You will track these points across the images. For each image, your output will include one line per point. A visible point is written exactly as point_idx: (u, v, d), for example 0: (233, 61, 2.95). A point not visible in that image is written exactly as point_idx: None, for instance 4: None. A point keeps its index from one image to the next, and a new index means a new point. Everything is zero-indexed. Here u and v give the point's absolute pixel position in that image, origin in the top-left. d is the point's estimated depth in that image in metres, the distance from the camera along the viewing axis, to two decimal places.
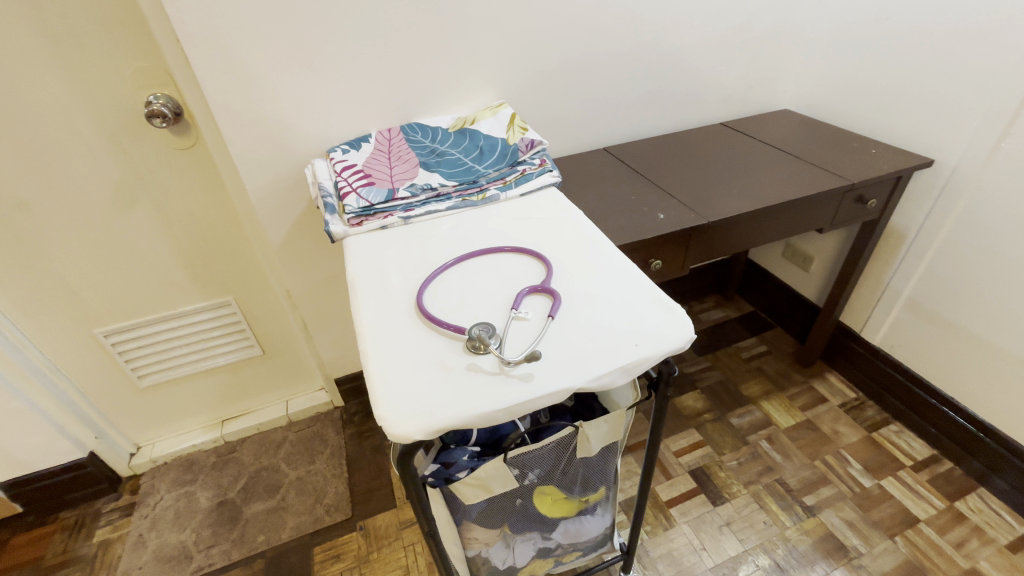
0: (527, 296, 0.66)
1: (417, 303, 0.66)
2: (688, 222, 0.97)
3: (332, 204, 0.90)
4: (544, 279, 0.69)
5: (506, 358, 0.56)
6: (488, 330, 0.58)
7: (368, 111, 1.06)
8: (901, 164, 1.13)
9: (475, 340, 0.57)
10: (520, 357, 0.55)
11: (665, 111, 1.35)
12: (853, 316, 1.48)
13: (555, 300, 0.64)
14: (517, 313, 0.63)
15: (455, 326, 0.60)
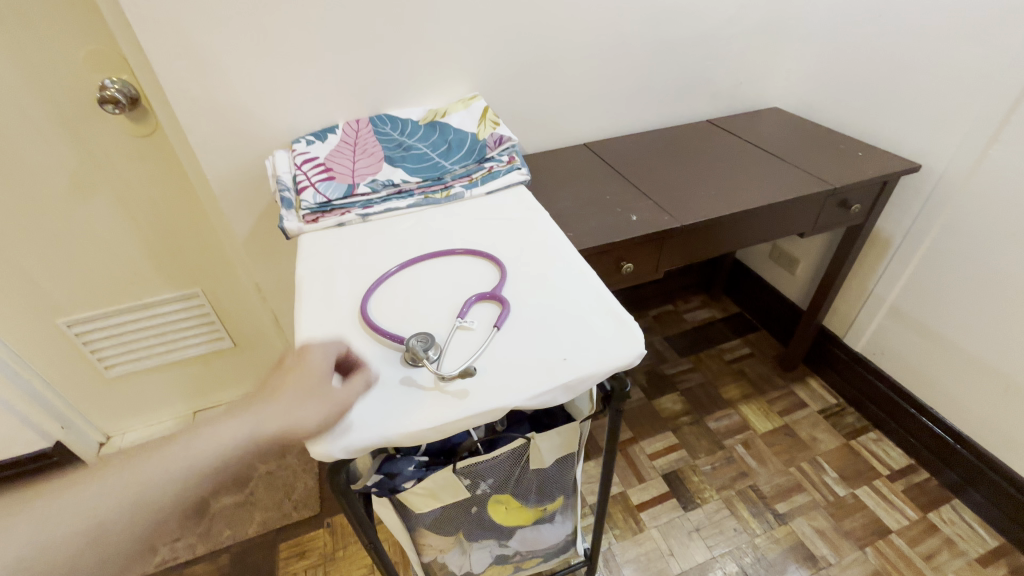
0: (476, 303, 0.63)
1: (360, 307, 0.63)
2: (661, 225, 0.94)
3: (289, 198, 0.86)
4: (495, 285, 0.66)
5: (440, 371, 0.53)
6: (426, 341, 0.55)
7: (336, 102, 1.02)
8: (886, 169, 1.09)
9: (411, 352, 0.54)
10: (456, 372, 0.52)
11: (650, 105, 1.30)
12: (837, 321, 1.46)
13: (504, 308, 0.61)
14: (462, 321, 0.60)
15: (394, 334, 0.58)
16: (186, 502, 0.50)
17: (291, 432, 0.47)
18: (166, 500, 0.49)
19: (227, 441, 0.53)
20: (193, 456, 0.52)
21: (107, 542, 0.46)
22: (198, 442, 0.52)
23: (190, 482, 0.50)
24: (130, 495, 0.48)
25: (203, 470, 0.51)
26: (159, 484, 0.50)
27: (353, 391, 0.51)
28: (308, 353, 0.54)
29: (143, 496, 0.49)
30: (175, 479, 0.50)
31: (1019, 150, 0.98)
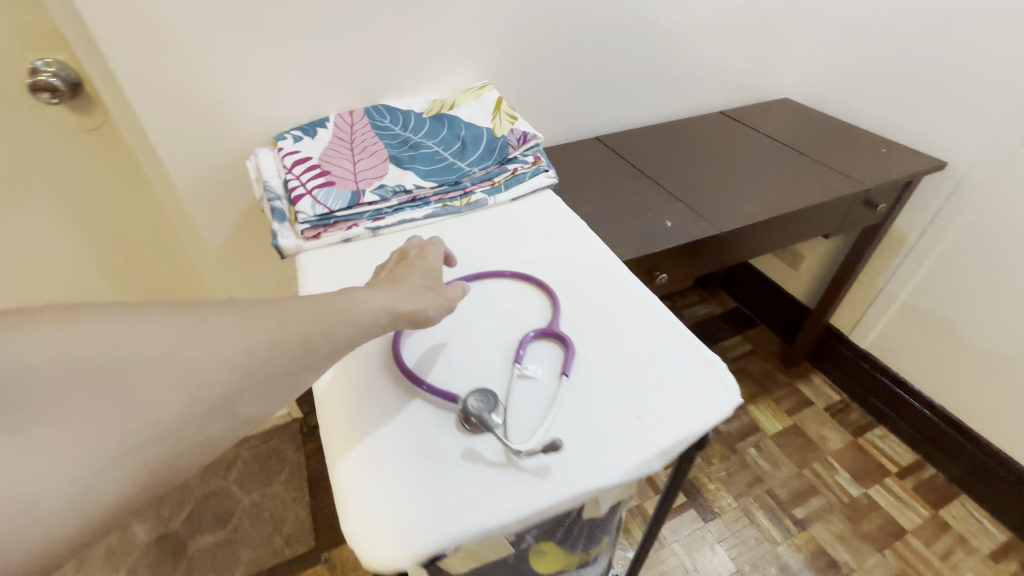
0: (533, 342, 0.54)
1: (394, 353, 0.52)
2: (699, 232, 0.86)
3: (281, 209, 0.73)
4: (551, 319, 0.56)
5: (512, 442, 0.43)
6: (488, 401, 0.45)
7: (326, 91, 0.87)
8: (912, 168, 1.06)
9: (471, 417, 0.44)
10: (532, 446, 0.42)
11: (662, 96, 1.22)
12: (843, 318, 1.44)
13: (570, 351, 0.51)
14: (523, 367, 0.50)
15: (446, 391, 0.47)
16: (311, 364, 0.42)
17: (414, 313, 0.49)
18: (289, 359, 0.41)
19: (356, 310, 0.45)
20: (321, 313, 0.43)
21: (225, 388, 0.38)
22: (327, 304, 0.44)
23: (317, 344, 0.42)
24: (257, 342, 0.40)
25: (329, 330, 0.43)
26: (282, 340, 0.41)
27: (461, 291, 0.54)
28: (428, 251, 0.57)
29: (268, 344, 0.40)
30: (303, 338, 0.42)
31: None
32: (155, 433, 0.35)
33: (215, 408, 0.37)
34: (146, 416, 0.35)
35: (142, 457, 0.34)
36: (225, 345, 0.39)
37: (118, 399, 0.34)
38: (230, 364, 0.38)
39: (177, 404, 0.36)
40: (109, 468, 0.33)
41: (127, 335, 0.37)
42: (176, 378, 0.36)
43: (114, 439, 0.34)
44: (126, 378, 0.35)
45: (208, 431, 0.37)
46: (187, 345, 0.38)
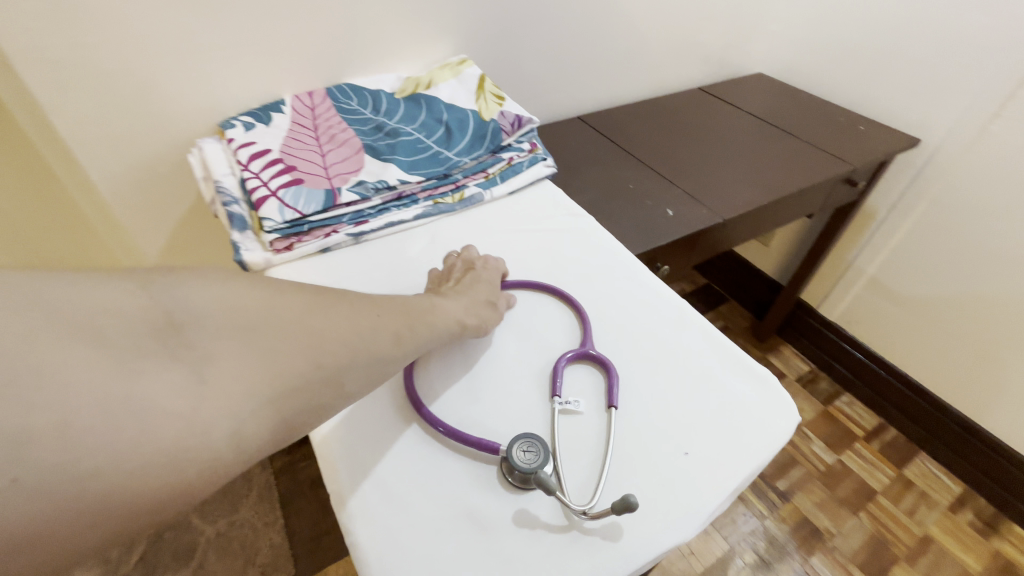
0: (567, 367, 0.48)
1: (410, 396, 0.44)
2: (702, 221, 0.82)
3: (240, 215, 0.61)
4: (581, 341, 0.50)
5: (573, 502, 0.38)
6: (537, 451, 0.39)
7: (280, 67, 0.74)
8: (889, 147, 1.07)
9: (521, 474, 0.39)
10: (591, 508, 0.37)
11: (643, 71, 1.15)
12: (812, 292, 1.48)
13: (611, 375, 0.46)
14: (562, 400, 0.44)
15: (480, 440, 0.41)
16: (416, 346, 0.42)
17: (480, 325, 0.48)
18: (398, 341, 0.41)
19: (444, 318, 0.45)
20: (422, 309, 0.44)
21: (346, 354, 0.37)
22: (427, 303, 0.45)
23: (419, 331, 0.42)
24: (372, 323, 0.40)
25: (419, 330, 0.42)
26: (395, 323, 0.41)
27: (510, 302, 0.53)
28: (491, 262, 0.55)
29: (384, 325, 0.40)
30: (406, 326, 0.42)
31: (1019, 127, 0.99)
32: (282, 384, 0.33)
33: (332, 374, 0.36)
34: (279, 366, 0.33)
35: (263, 410, 0.32)
36: (348, 319, 0.39)
37: (260, 346, 0.34)
38: (349, 335, 0.38)
39: (303, 361, 0.35)
40: (238, 413, 0.31)
41: (266, 295, 0.36)
42: (304, 336, 0.36)
43: (246, 386, 0.32)
44: (264, 329, 0.35)
45: (323, 394, 0.35)
46: (314, 311, 0.37)
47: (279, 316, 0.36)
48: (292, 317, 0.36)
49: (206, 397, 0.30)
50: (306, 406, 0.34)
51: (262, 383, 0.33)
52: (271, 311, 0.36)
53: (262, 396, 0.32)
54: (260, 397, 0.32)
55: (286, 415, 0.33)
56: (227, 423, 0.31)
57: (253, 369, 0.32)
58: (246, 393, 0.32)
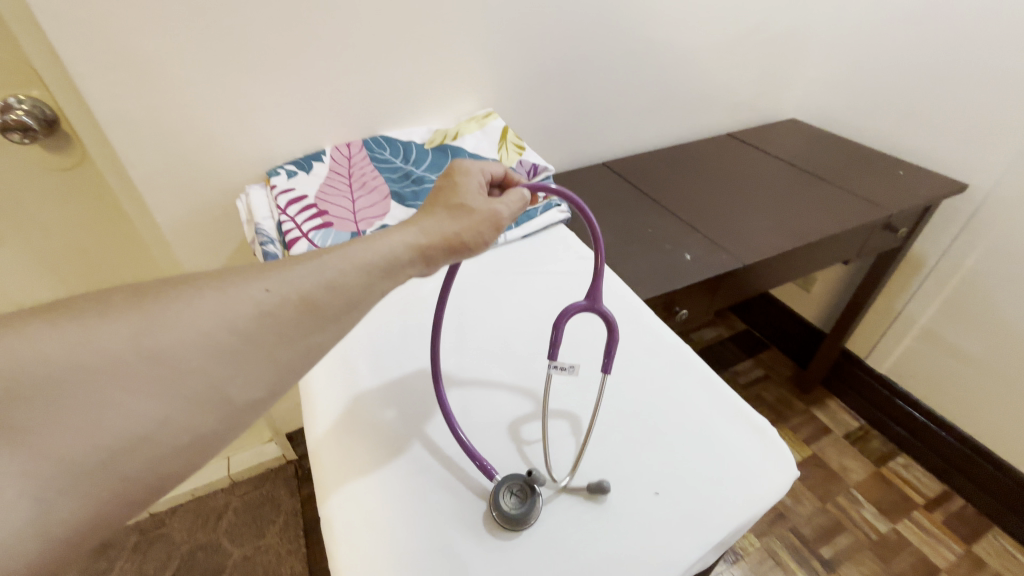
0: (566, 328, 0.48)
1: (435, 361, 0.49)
2: (722, 266, 0.81)
3: (275, 253, 0.67)
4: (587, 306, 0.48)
5: (556, 472, 0.45)
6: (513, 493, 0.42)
7: (322, 122, 0.82)
8: (932, 192, 1.03)
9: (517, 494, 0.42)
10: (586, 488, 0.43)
11: (671, 119, 1.18)
12: (859, 341, 1.40)
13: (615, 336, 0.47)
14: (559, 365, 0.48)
15: (481, 460, 0.45)
16: (323, 325, 0.37)
17: (461, 241, 0.46)
18: (295, 325, 0.36)
19: (374, 251, 0.40)
20: (329, 272, 0.38)
21: (221, 370, 0.33)
22: (334, 256, 0.39)
23: (324, 303, 0.37)
24: (250, 321, 0.35)
25: (314, 304, 0.37)
26: (285, 306, 0.36)
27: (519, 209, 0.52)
28: (460, 179, 0.51)
29: (268, 315, 0.35)
30: (305, 303, 0.36)
31: None
32: (143, 431, 0.31)
33: (207, 398, 0.33)
34: (132, 413, 0.31)
35: (122, 464, 0.30)
36: (217, 325, 0.34)
37: (107, 396, 0.31)
38: (223, 348, 0.34)
39: (163, 399, 0.32)
40: (91, 476, 0.30)
41: (120, 324, 0.33)
42: (163, 362, 0.32)
43: (92, 448, 0.30)
44: (112, 370, 0.31)
45: (209, 420, 0.33)
46: (175, 330, 0.33)
47: (131, 352, 0.32)
48: (144, 348, 0.32)
49: (38, 472, 0.28)
50: (184, 438, 0.32)
51: (116, 438, 0.30)
52: (122, 347, 0.32)
53: (120, 449, 0.30)
54: (116, 452, 0.30)
55: (158, 458, 0.31)
56: (82, 490, 0.29)
57: (101, 425, 0.30)
58: (95, 455, 0.30)
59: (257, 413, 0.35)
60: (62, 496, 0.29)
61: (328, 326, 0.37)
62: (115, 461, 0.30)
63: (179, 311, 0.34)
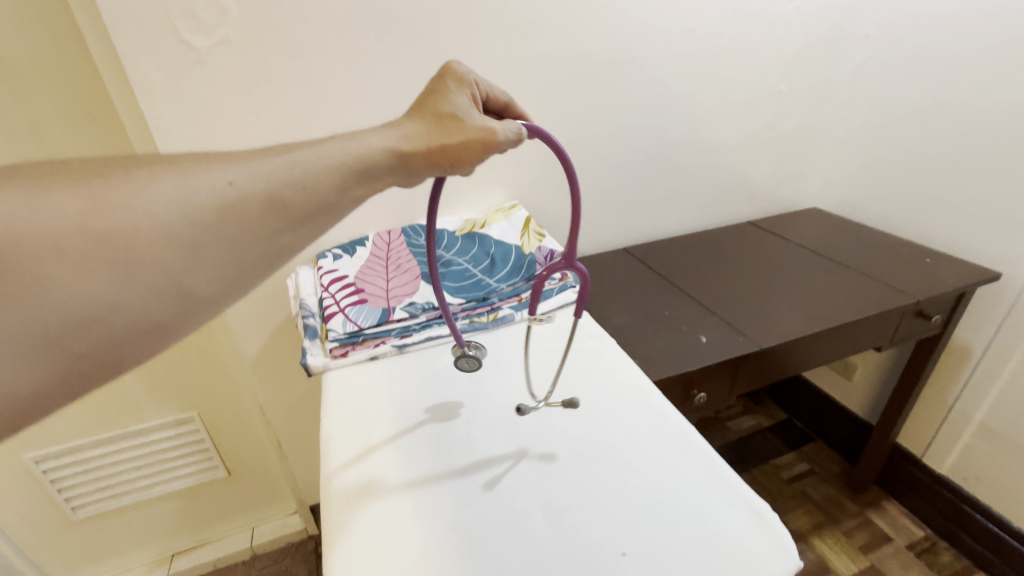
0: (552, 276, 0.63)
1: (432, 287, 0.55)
2: (738, 349, 0.82)
3: (314, 326, 0.75)
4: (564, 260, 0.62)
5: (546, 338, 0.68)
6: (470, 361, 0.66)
7: (366, 213, 0.94)
8: (962, 279, 1.01)
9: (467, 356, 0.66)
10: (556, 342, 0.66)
11: (692, 208, 1.23)
12: (911, 437, 1.30)
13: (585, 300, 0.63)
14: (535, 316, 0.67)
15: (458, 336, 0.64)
16: (287, 227, 0.39)
17: (448, 151, 0.48)
18: (259, 221, 0.38)
19: (353, 153, 0.43)
20: (295, 174, 0.40)
21: (182, 260, 0.35)
22: (303, 158, 0.40)
23: (289, 204, 0.39)
24: (211, 213, 0.36)
25: (281, 204, 0.39)
26: (247, 201, 0.37)
27: (511, 143, 0.53)
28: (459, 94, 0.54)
29: (232, 208, 0.36)
30: (271, 201, 0.38)
31: None
32: (96, 310, 0.32)
33: (167, 287, 0.34)
34: (86, 290, 0.32)
35: (77, 336, 0.32)
36: (176, 217, 0.34)
37: (52, 273, 0.31)
38: (180, 238, 0.34)
39: (118, 279, 0.33)
40: (46, 345, 0.31)
41: (66, 199, 0.32)
42: (119, 246, 0.33)
43: (40, 320, 0.31)
44: (58, 246, 0.31)
45: (170, 307, 0.35)
46: (128, 214, 0.33)
47: (77, 229, 0.32)
48: (95, 230, 0.32)
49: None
50: (140, 322, 0.34)
51: (70, 311, 0.31)
52: (66, 223, 0.32)
53: (79, 324, 0.32)
54: (69, 324, 0.32)
55: (115, 338, 0.33)
56: (42, 359, 0.31)
57: (50, 299, 0.31)
58: (51, 331, 0.31)
59: (216, 304, 0.38)
60: (23, 359, 0.31)
61: (290, 230, 0.40)
62: (71, 336, 0.32)
63: (135, 194, 0.34)
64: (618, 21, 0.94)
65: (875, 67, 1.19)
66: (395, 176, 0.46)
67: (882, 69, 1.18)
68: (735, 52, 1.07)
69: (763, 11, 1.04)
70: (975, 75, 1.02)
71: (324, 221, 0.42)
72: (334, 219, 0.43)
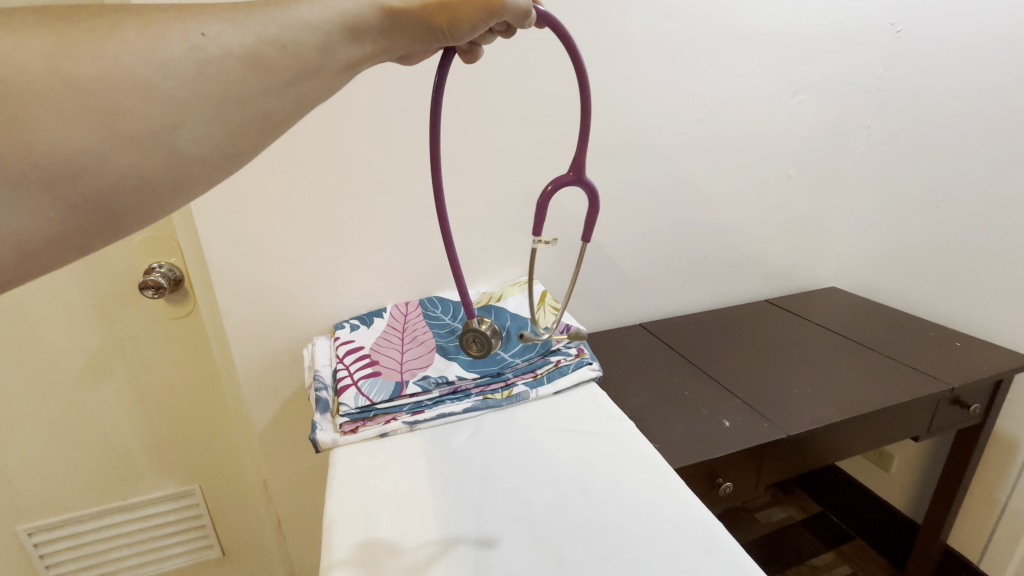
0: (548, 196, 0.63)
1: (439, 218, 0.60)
2: (763, 435, 0.78)
3: (326, 399, 0.75)
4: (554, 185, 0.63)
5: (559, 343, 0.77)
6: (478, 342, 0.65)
7: (387, 285, 0.96)
8: (998, 365, 0.97)
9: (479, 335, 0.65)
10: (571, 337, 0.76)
11: (707, 285, 1.23)
12: (965, 540, 1.17)
13: (593, 208, 0.65)
14: (540, 240, 0.66)
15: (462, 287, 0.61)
16: (273, 89, 0.39)
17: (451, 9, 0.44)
18: (240, 81, 0.37)
19: (338, 7, 0.41)
20: (275, 31, 0.39)
21: (163, 119, 0.35)
22: (280, 15, 0.39)
23: (272, 64, 0.38)
24: (188, 68, 0.35)
25: (267, 61, 0.38)
26: (224, 56, 0.36)
27: (518, 13, 0.47)
28: None
29: (206, 59, 0.36)
30: (249, 57, 0.37)
31: None
32: (79, 160, 0.33)
33: (148, 141, 0.34)
34: (68, 138, 0.32)
35: (65, 190, 0.33)
36: (146, 66, 0.34)
37: (34, 114, 0.31)
38: (159, 94, 0.34)
39: (101, 131, 0.33)
40: (35, 195, 0.32)
41: (33, 42, 0.32)
42: (90, 95, 0.32)
43: (26, 162, 0.31)
44: (33, 90, 0.31)
45: (156, 165, 0.35)
46: (102, 63, 0.33)
47: (50, 74, 0.32)
48: (65, 73, 0.32)
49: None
50: (128, 179, 0.35)
51: (54, 159, 0.32)
52: (38, 67, 0.31)
53: (66, 171, 0.32)
54: (58, 173, 0.32)
55: (110, 190, 0.34)
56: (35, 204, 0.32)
57: (32, 142, 0.31)
58: (45, 173, 0.32)
59: (205, 171, 0.38)
60: (16, 201, 0.32)
61: (275, 92, 0.39)
62: (61, 182, 0.33)
63: (103, 39, 0.33)
64: (630, 113, 1.00)
65: (879, 154, 1.23)
66: (387, 38, 0.45)
67: (887, 156, 1.22)
68: (741, 142, 1.12)
69: (768, 105, 1.11)
70: (979, 163, 1.06)
71: (313, 88, 0.41)
72: (323, 88, 0.42)
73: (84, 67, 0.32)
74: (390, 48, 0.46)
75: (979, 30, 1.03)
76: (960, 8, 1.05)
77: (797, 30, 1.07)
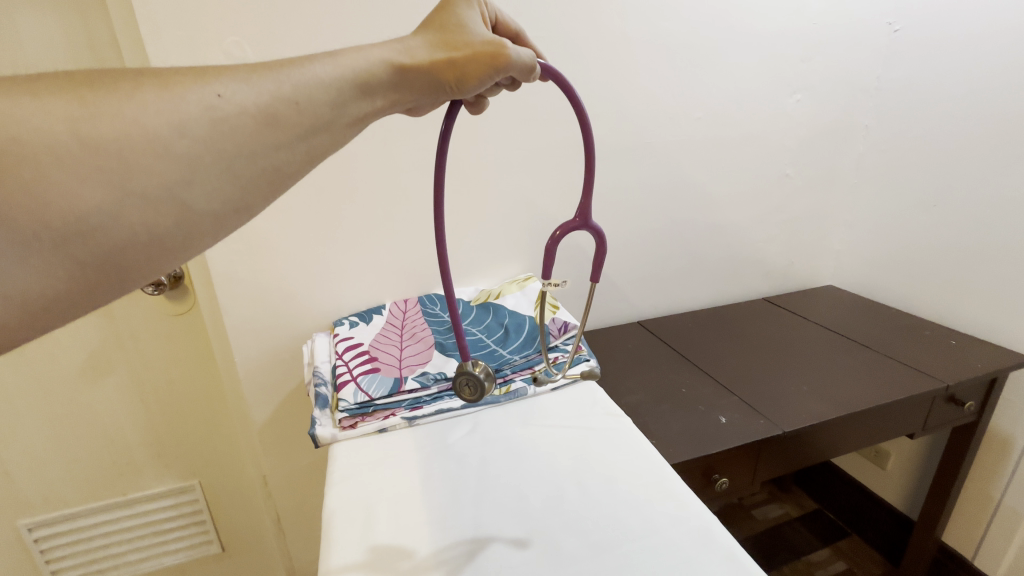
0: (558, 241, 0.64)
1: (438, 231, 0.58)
2: (759, 431, 0.79)
3: (325, 394, 0.75)
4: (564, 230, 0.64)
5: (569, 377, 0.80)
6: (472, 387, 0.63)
7: (387, 284, 0.96)
8: (992, 364, 0.98)
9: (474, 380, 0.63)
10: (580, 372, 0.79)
11: (705, 285, 1.24)
12: (959, 536, 1.18)
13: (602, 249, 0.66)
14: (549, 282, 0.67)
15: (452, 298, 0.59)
16: (284, 143, 0.39)
17: (460, 65, 0.46)
18: (254, 137, 0.38)
19: (351, 65, 0.42)
20: (289, 88, 0.39)
21: (177, 176, 0.35)
22: (295, 72, 0.40)
23: (284, 120, 0.39)
24: (203, 128, 0.35)
25: (280, 115, 0.39)
26: (239, 114, 0.37)
27: (524, 68, 0.49)
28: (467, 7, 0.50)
29: (221, 117, 0.36)
30: (261, 114, 0.38)
31: None
32: (91, 217, 0.32)
33: (161, 199, 0.34)
34: (83, 199, 0.32)
35: (76, 248, 0.32)
36: (164, 126, 0.34)
37: (49, 173, 0.31)
38: (175, 152, 0.34)
39: (115, 191, 0.33)
40: (45, 253, 0.31)
41: (55, 107, 0.32)
42: (106, 154, 0.32)
43: (40, 222, 0.31)
44: (51, 151, 0.31)
45: (165, 221, 0.35)
46: (120, 124, 0.33)
47: (70, 136, 0.32)
48: (84, 134, 0.32)
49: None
50: (138, 236, 0.34)
51: (67, 219, 0.31)
52: (58, 128, 0.31)
53: (77, 229, 0.32)
54: (69, 232, 0.32)
55: (119, 247, 0.34)
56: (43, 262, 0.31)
57: (46, 204, 0.31)
58: (55, 232, 0.31)
59: (213, 226, 0.38)
60: (26, 259, 0.31)
61: (286, 147, 0.39)
62: (73, 242, 0.32)
63: (124, 99, 0.34)
64: (629, 114, 1.01)
65: (877, 154, 1.24)
66: (397, 92, 0.45)
67: (885, 156, 1.22)
68: (740, 142, 1.13)
69: (766, 106, 1.12)
70: (977, 166, 1.06)
71: (323, 141, 0.42)
72: (332, 140, 0.43)
73: (103, 127, 0.32)
74: (399, 102, 0.46)
75: (978, 32, 1.03)
76: (960, 7, 1.05)
77: (796, 28, 1.07)
